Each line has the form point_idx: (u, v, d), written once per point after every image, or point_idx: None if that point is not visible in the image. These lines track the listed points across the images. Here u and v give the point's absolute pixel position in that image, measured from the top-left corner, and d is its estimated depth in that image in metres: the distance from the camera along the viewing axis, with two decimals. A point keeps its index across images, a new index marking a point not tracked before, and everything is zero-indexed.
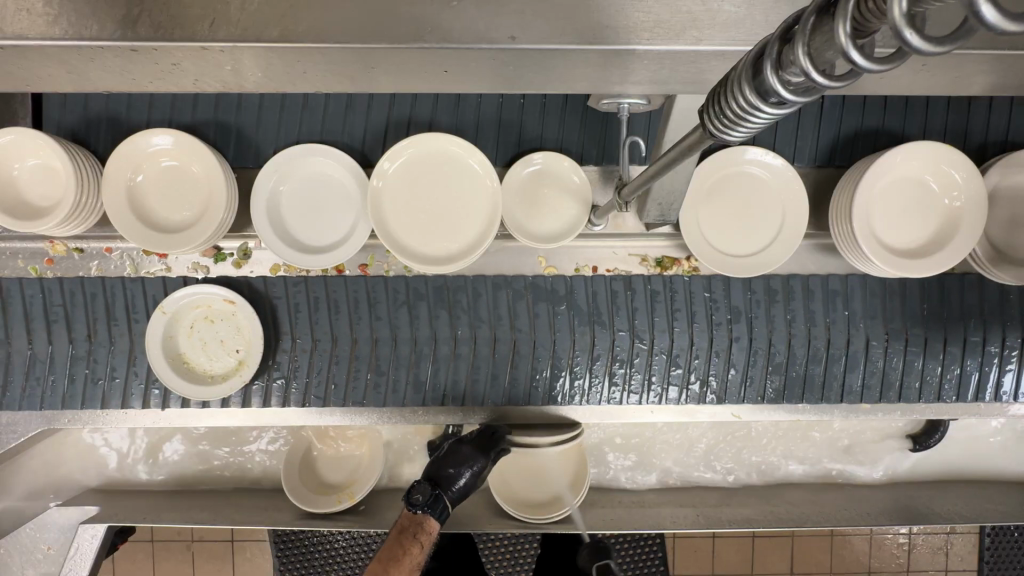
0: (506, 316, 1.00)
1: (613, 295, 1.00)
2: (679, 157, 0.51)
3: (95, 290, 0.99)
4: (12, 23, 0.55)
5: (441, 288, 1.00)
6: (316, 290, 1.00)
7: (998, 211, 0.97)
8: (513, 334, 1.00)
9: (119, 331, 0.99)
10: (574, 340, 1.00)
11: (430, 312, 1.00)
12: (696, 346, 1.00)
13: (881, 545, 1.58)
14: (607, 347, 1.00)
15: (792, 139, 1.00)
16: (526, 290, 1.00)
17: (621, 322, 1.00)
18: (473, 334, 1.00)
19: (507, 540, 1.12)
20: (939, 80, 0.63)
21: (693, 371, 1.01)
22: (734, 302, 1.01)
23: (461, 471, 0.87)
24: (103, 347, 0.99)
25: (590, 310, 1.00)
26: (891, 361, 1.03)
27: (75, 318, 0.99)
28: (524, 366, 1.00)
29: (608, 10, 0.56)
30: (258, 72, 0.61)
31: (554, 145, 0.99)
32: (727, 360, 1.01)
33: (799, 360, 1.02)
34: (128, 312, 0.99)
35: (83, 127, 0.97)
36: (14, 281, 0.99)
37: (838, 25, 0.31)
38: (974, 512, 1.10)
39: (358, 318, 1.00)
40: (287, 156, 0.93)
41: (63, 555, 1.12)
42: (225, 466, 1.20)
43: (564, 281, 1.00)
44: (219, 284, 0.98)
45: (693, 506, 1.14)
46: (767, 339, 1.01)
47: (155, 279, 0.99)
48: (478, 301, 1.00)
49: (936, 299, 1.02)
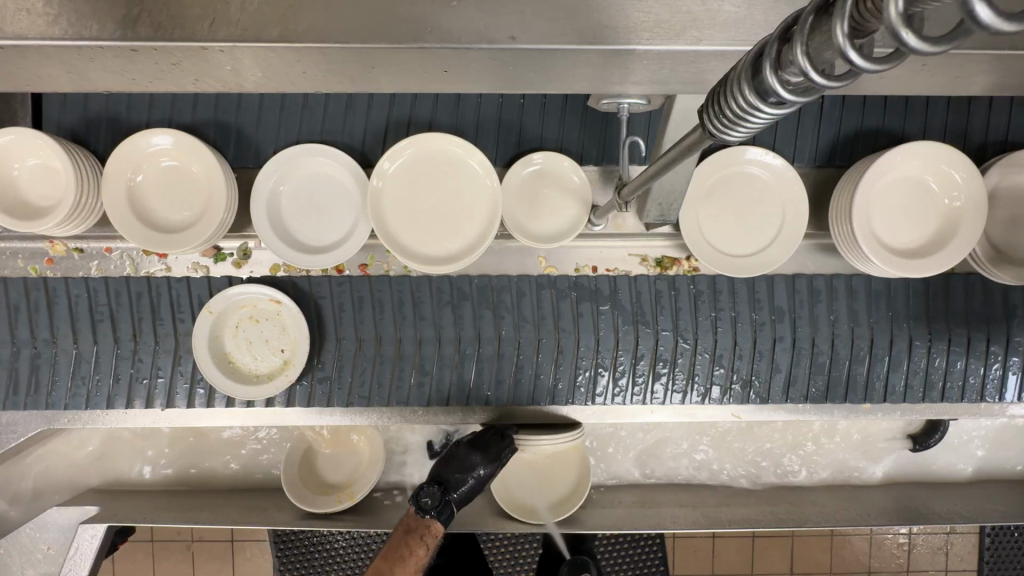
0: (551, 315, 0.99)
1: (657, 295, 1.00)
2: (679, 156, 0.51)
3: (141, 290, 0.98)
4: (12, 23, 0.55)
5: (485, 288, 1.00)
6: (360, 290, 0.99)
7: (998, 211, 0.97)
8: (557, 334, 0.99)
9: (164, 331, 0.99)
10: (618, 340, 0.99)
11: (475, 313, 0.99)
12: (740, 348, 1.00)
13: (881, 545, 1.58)
14: (650, 348, 1.00)
15: (792, 139, 1.00)
16: (570, 291, 1.00)
17: (664, 322, 1.00)
18: (517, 334, 0.99)
19: (508, 540, 1.13)
20: (938, 80, 0.63)
21: (736, 372, 1.01)
22: (778, 302, 1.01)
23: (467, 477, 0.93)
24: (147, 346, 0.98)
25: (634, 310, 1.00)
26: (934, 362, 1.02)
27: (120, 319, 0.98)
28: (568, 364, 1.00)
29: (608, 10, 0.56)
30: (258, 72, 0.61)
31: (554, 145, 0.99)
32: (772, 361, 1.01)
33: (842, 358, 1.02)
34: (174, 312, 0.99)
35: (83, 127, 0.98)
36: (61, 281, 0.98)
37: (837, 25, 0.31)
38: (973, 512, 1.10)
39: (403, 318, 0.99)
40: (287, 156, 0.93)
41: (63, 555, 1.11)
42: (224, 466, 1.20)
43: (607, 281, 1.00)
44: (265, 284, 0.98)
45: (693, 506, 1.14)
46: (812, 339, 1.01)
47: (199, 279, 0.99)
48: (523, 301, 1.00)
49: (939, 300, 1.02)
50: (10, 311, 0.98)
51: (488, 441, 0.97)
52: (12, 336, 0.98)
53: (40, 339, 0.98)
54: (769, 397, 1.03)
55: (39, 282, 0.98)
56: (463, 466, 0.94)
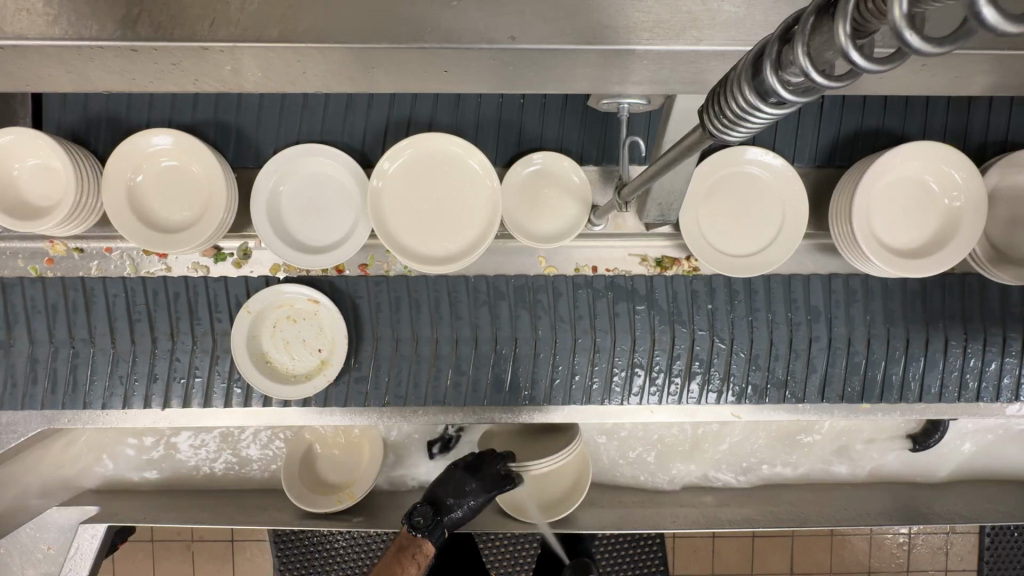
0: (587, 315, 0.99)
1: (693, 295, 1.00)
2: (679, 157, 0.51)
3: (179, 290, 0.98)
4: (12, 23, 0.55)
5: (522, 288, 1.00)
6: (397, 288, 0.99)
7: (998, 211, 0.97)
8: (593, 334, 0.99)
9: (202, 331, 0.99)
10: (654, 340, 0.99)
11: (511, 312, 0.99)
12: (775, 348, 1.00)
13: (881, 545, 1.58)
14: (686, 347, 1.00)
15: (792, 139, 1.00)
16: (606, 291, 1.00)
17: (700, 322, 1.00)
18: (553, 334, 0.99)
19: (507, 540, 1.13)
20: (939, 80, 0.63)
21: (771, 373, 1.01)
22: (814, 303, 1.01)
23: (460, 503, 0.98)
24: (184, 346, 0.98)
25: (669, 309, 1.00)
26: (969, 362, 1.02)
27: (157, 318, 0.98)
28: (603, 363, 1.00)
29: (608, 10, 0.56)
30: (258, 72, 0.61)
31: (554, 145, 0.99)
32: (808, 361, 1.01)
33: (877, 358, 1.02)
34: (211, 311, 0.99)
35: (83, 127, 0.98)
36: (98, 280, 0.98)
37: (838, 25, 0.31)
38: (973, 512, 1.11)
39: (440, 317, 0.99)
40: (287, 156, 0.93)
41: (63, 555, 1.11)
42: (223, 466, 1.20)
43: (643, 281, 1.00)
44: (304, 284, 0.98)
45: (693, 506, 1.14)
46: (847, 339, 1.01)
47: (237, 279, 0.99)
48: (559, 301, 0.99)
49: (939, 300, 1.01)
50: (49, 310, 0.98)
51: (488, 472, 1.01)
52: (51, 337, 0.98)
53: (77, 339, 0.98)
54: (772, 397, 1.02)
55: (77, 282, 0.98)
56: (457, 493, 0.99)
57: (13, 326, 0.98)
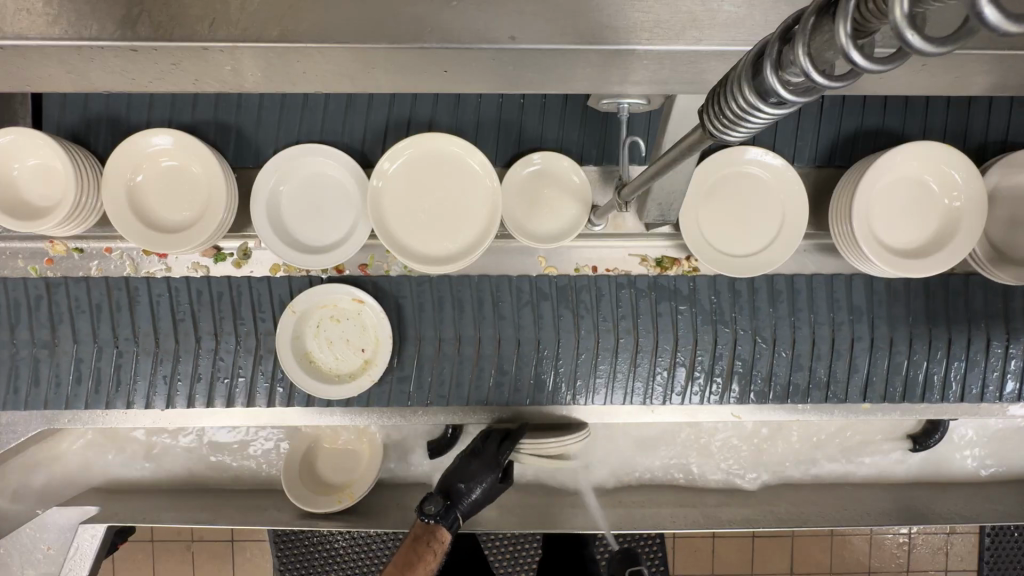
0: (630, 315, 1.00)
1: (736, 295, 1.01)
2: (679, 157, 0.51)
3: (222, 290, 0.99)
4: (12, 23, 0.55)
5: (564, 288, 1.00)
6: (439, 287, 1.00)
7: (998, 211, 0.97)
8: (636, 334, 1.00)
9: (246, 330, 1.00)
10: (696, 340, 1.00)
11: (554, 312, 1.00)
12: (817, 349, 1.01)
13: (881, 544, 1.59)
14: (728, 348, 1.01)
15: (792, 140, 1.00)
16: (649, 290, 1.01)
17: (742, 322, 1.01)
18: (596, 334, 1.00)
19: (507, 540, 1.14)
20: (938, 80, 0.63)
21: (813, 374, 1.02)
22: (855, 302, 1.02)
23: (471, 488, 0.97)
24: (227, 345, 0.99)
25: (712, 309, 1.01)
26: (1010, 363, 1.03)
27: (201, 318, 0.99)
28: (646, 364, 1.01)
29: (608, 10, 0.56)
30: (259, 72, 0.61)
31: (554, 145, 0.99)
32: (849, 361, 1.02)
33: (919, 359, 1.03)
34: (254, 311, 0.99)
35: (83, 127, 0.97)
36: (142, 280, 0.99)
37: (839, 26, 0.31)
38: (972, 511, 1.11)
39: (482, 317, 1.00)
40: (287, 156, 0.94)
41: (63, 555, 1.11)
42: (222, 466, 1.19)
43: (686, 281, 1.01)
44: (347, 284, 0.98)
45: (693, 506, 1.14)
46: (889, 339, 1.02)
47: (280, 279, 0.99)
48: (601, 300, 1.00)
49: (936, 300, 1.02)
50: (93, 310, 0.99)
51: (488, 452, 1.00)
52: (94, 336, 0.99)
53: (122, 339, 0.99)
54: (773, 396, 1.03)
55: (121, 282, 0.98)
56: (466, 477, 0.98)
57: (58, 324, 0.99)
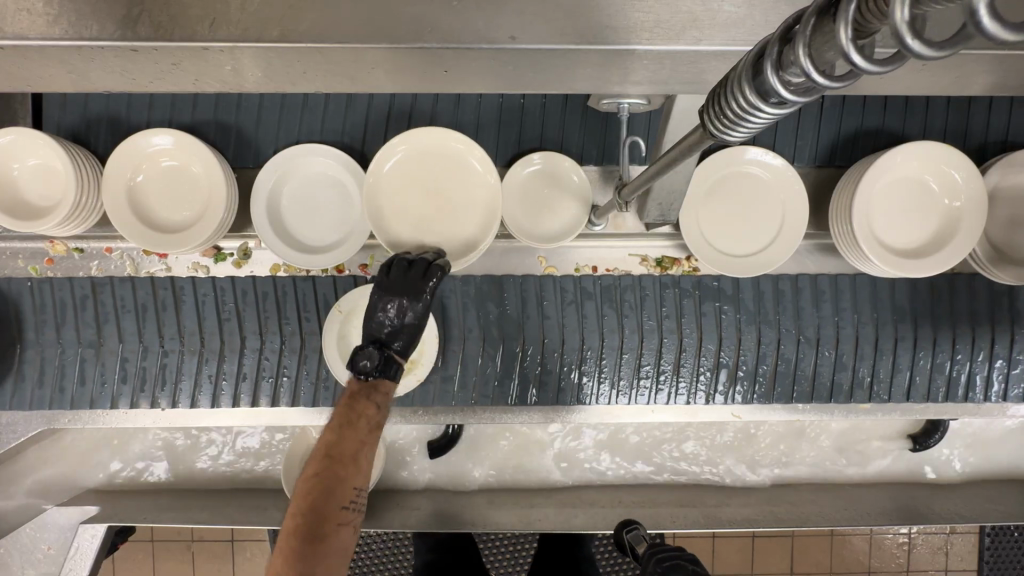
0: (674, 314, 1.00)
1: (779, 295, 1.01)
2: (679, 157, 0.52)
3: (267, 290, 0.99)
4: (12, 23, 0.55)
5: (608, 287, 1.00)
6: (483, 285, 1.00)
7: (998, 211, 0.97)
8: (679, 334, 1.00)
9: (290, 330, 1.00)
10: (740, 340, 1.01)
11: (598, 312, 1.00)
12: (860, 348, 1.02)
13: (881, 544, 1.59)
14: (773, 348, 1.01)
15: (791, 140, 1.00)
16: (693, 290, 1.01)
17: (786, 321, 1.01)
18: (640, 333, 1.00)
19: (507, 540, 1.17)
20: (938, 80, 0.63)
21: (856, 376, 1.03)
22: (899, 303, 1.02)
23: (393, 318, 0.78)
24: (274, 345, 1.00)
25: (757, 309, 1.01)
26: None
27: (246, 318, 0.99)
28: (691, 363, 1.01)
29: (608, 10, 0.56)
30: (258, 72, 0.61)
31: (554, 145, 0.99)
32: (893, 360, 1.03)
33: (961, 359, 1.03)
34: (299, 311, 1.00)
35: (83, 127, 0.98)
36: (187, 280, 0.99)
37: (839, 28, 0.31)
38: (973, 511, 1.11)
39: (526, 318, 1.00)
40: (287, 156, 0.94)
41: (63, 555, 1.11)
42: (221, 466, 1.19)
43: (731, 280, 1.01)
44: None
45: (693, 506, 1.14)
46: (932, 339, 1.02)
47: (324, 278, 0.99)
48: (646, 300, 1.00)
49: (939, 300, 1.02)
50: (139, 310, 0.99)
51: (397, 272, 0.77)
52: (140, 336, 0.99)
53: (168, 339, 0.99)
54: (774, 395, 1.03)
55: (167, 281, 0.98)
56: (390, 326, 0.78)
57: (103, 325, 0.99)
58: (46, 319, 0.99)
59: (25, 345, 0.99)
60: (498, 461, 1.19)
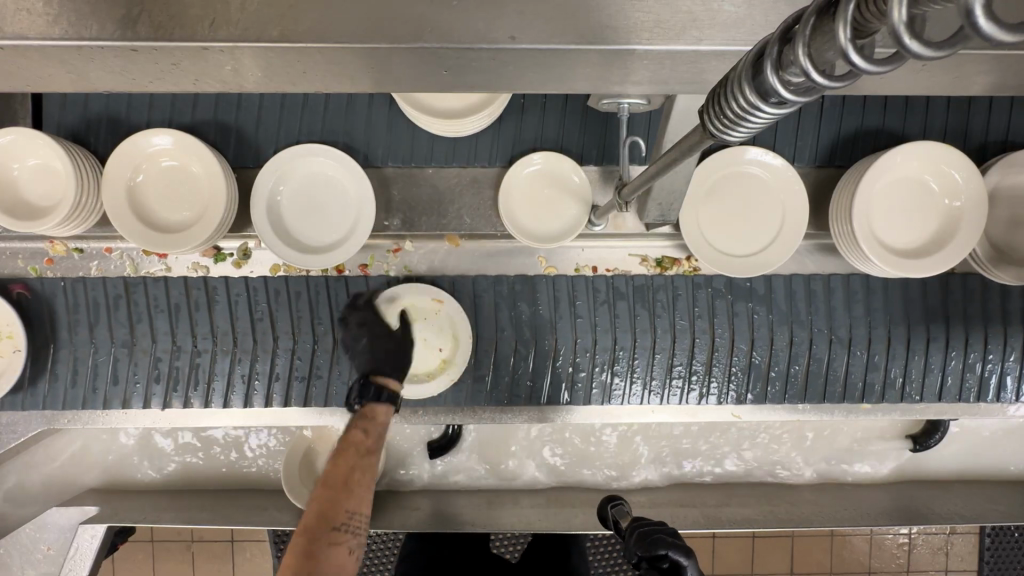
0: (707, 314, 1.00)
1: (812, 294, 1.01)
2: (680, 157, 0.51)
3: (300, 290, 0.99)
4: (12, 23, 0.55)
5: (641, 288, 1.00)
6: (516, 284, 1.01)
7: (998, 211, 0.97)
8: (712, 334, 1.00)
9: (323, 330, 1.00)
10: (773, 340, 1.01)
11: (631, 311, 1.00)
12: (893, 349, 1.02)
13: (881, 544, 1.59)
14: (805, 349, 1.01)
15: (791, 140, 1.00)
16: (726, 291, 1.01)
17: (819, 322, 1.01)
18: (673, 333, 1.00)
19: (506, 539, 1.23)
20: (938, 80, 0.62)
21: (888, 376, 1.03)
22: (931, 302, 1.02)
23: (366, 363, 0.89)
24: (308, 346, 0.99)
25: (789, 310, 1.01)
26: None
27: (279, 318, 0.99)
28: (723, 363, 1.01)
29: (608, 10, 0.56)
30: (258, 72, 0.61)
31: (553, 145, 0.99)
32: (925, 360, 1.03)
33: (993, 359, 1.03)
34: (332, 311, 1.00)
35: (83, 127, 0.98)
36: (220, 280, 0.98)
37: (839, 28, 0.31)
38: (973, 512, 1.10)
39: (559, 318, 1.00)
40: (288, 156, 0.94)
41: (63, 555, 1.11)
42: (222, 465, 1.19)
43: (763, 280, 1.01)
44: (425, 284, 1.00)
45: (694, 506, 1.13)
46: (964, 339, 1.02)
47: (357, 279, 1.00)
48: (679, 300, 1.00)
49: (945, 299, 1.02)
50: (172, 310, 0.98)
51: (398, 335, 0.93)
52: (173, 336, 0.99)
53: (201, 338, 0.99)
54: (776, 396, 1.03)
55: (199, 282, 0.98)
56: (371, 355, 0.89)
57: (136, 323, 0.98)
58: (80, 319, 0.98)
59: (59, 344, 0.99)
60: (499, 460, 1.19)
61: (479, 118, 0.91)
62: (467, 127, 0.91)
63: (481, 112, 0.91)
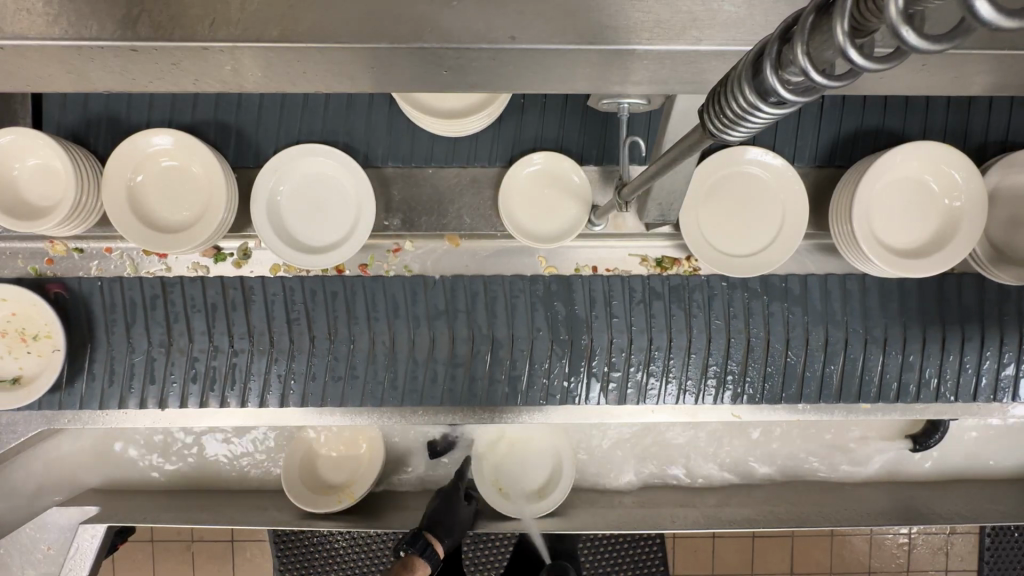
0: (742, 315, 1.00)
1: (847, 295, 1.02)
2: (679, 156, 0.52)
3: (337, 290, 0.99)
4: (12, 23, 0.55)
5: (676, 288, 1.00)
6: (553, 284, 1.00)
7: (998, 211, 0.97)
8: (747, 335, 1.00)
9: (360, 330, 0.99)
10: (808, 339, 1.01)
11: (667, 311, 1.00)
12: (926, 348, 1.02)
13: (881, 544, 1.59)
14: (840, 348, 1.01)
15: (791, 140, 1.00)
16: (761, 291, 1.01)
17: (855, 321, 1.01)
18: (709, 333, 1.00)
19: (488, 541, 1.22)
20: (937, 81, 0.62)
21: (922, 376, 1.03)
22: (966, 303, 1.02)
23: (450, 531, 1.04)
24: (344, 345, 0.99)
25: (824, 310, 1.01)
26: None
27: (315, 318, 0.99)
28: (759, 362, 1.01)
29: (608, 10, 0.56)
30: (259, 72, 0.61)
31: (553, 145, 0.99)
32: (960, 359, 1.02)
33: None
34: (369, 311, 0.99)
35: (82, 127, 0.98)
36: (257, 280, 0.98)
37: (837, 23, 0.31)
38: (973, 512, 1.10)
39: (594, 318, 0.99)
40: (287, 156, 0.94)
41: (63, 555, 1.11)
42: (222, 465, 1.19)
43: (798, 281, 1.01)
44: (465, 283, 1.00)
45: (693, 506, 1.14)
46: (998, 339, 1.02)
47: (394, 279, 1.00)
48: (716, 300, 1.00)
49: (954, 299, 1.02)
50: (209, 309, 0.98)
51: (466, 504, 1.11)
52: (210, 335, 0.98)
53: (237, 338, 0.98)
54: (782, 397, 1.03)
55: (236, 281, 0.98)
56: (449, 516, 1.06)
57: (173, 321, 0.98)
58: (116, 319, 0.98)
59: (98, 344, 0.98)
60: None
61: (479, 118, 0.91)
62: (468, 127, 0.91)
63: (481, 112, 0.91)
